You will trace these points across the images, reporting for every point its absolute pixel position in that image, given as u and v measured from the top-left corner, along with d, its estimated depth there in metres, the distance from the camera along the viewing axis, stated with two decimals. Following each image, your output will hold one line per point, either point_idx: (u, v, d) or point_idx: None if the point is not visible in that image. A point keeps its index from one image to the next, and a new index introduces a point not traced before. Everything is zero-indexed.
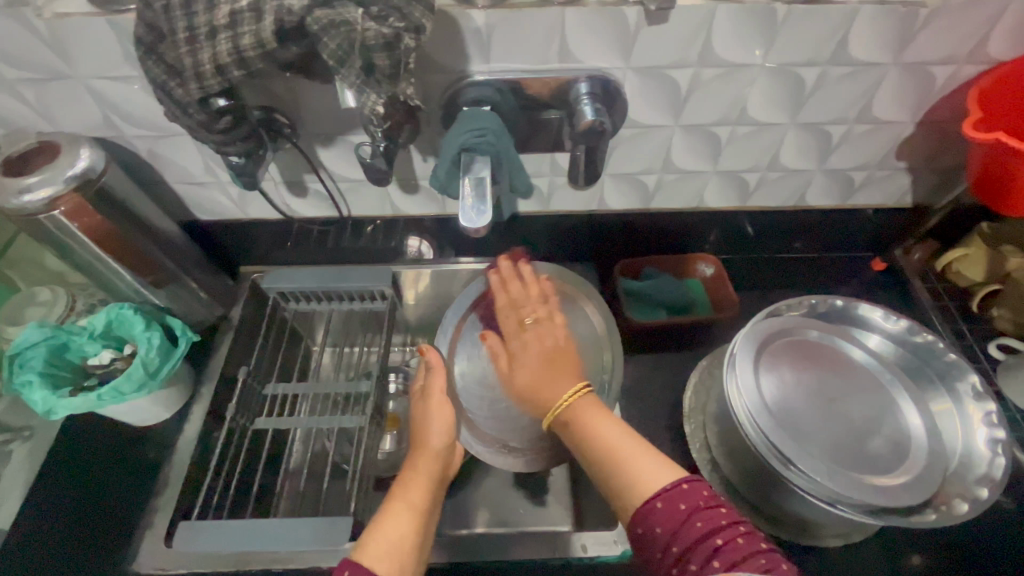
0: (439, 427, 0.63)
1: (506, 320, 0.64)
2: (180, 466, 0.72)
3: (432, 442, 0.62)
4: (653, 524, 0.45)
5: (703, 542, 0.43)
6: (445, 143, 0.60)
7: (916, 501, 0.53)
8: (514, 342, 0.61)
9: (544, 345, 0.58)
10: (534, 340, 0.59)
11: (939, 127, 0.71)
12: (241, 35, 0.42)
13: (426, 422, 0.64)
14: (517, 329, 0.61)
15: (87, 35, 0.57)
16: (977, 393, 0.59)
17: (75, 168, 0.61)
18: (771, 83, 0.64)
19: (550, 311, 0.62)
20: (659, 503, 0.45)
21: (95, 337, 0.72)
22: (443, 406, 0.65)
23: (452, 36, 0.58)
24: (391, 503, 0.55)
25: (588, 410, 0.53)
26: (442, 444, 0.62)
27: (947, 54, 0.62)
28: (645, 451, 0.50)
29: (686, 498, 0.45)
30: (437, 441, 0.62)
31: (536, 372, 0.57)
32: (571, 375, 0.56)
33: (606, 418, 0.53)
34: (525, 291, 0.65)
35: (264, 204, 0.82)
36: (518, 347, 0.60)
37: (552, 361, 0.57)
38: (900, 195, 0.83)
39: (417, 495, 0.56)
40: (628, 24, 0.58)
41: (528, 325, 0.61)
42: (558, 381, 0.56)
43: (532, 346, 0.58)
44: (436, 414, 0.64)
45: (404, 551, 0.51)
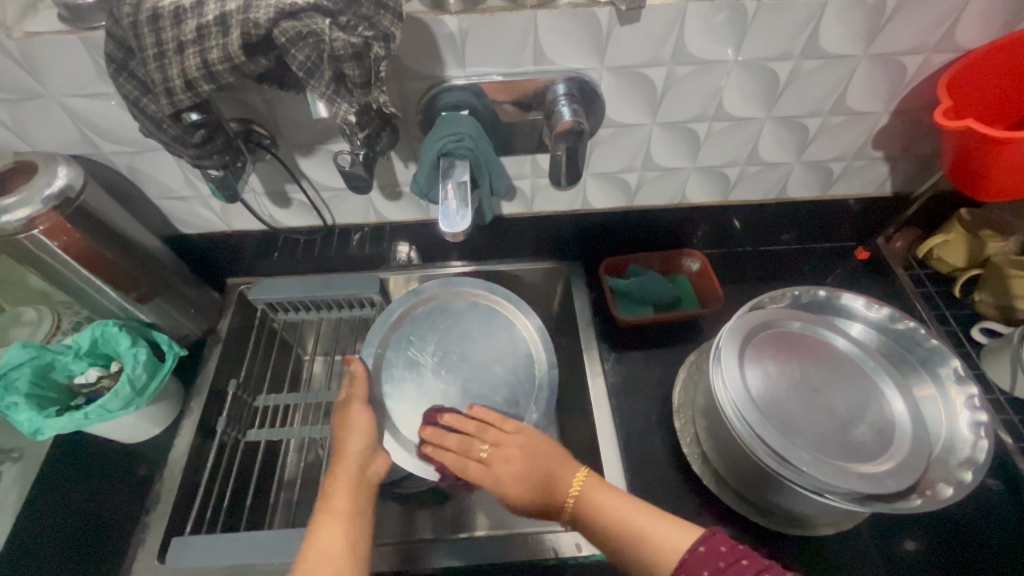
0: (356, 431, 0.62)
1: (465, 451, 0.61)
2: (171, 482, 0.72)
3: (352, 446, 0.61)
4: (694, 574, 0.44)
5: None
6: (424, 149, 0.60)
7: (901, 486, 0.53)
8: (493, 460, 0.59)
9: (513, 455, 0.59)
10: (506, 461, 0.59)
11: (913, 117, 0.72)
12: (208, 49, 0.42)
13: (346, 426, 0.63)
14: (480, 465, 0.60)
15: (59, 53, 0.57)
16: (959, 377, 0.60)
17: (52, 186, 0.60)
18: (746, 78, 0.65)
19: (501, 430, 0.62)
20: (698, 551, 0.45)
21: (81, 355, 0.71)
22: (360, 410, 0.64)
23: (425, 42, 0.58)
24: (319, 517, 0.54)
25: (593, 490, 0.56)
26: (361, 446, 0.61)
27: (916, 44, 0.63)
28: (654, 516, 0.52)
29: (721, 547, 0.44)
30: (354, 445, 0.61)
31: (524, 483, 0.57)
32: (565, 465, 0.58)
33: (613, 494, 0.55)
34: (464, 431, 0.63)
35: (248, 215, 0.82)
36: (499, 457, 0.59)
37: (543, 472, 0.57)
38: (879, 184, 0.83)
39: (341, 501, 0.55)
40: (600, 25, 0.58)
41: (483, 455, 0.60)
42: (553, 475, 0.57)
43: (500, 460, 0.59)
44: (353, 422, 0.63)
45: (332, 558, 0.50)
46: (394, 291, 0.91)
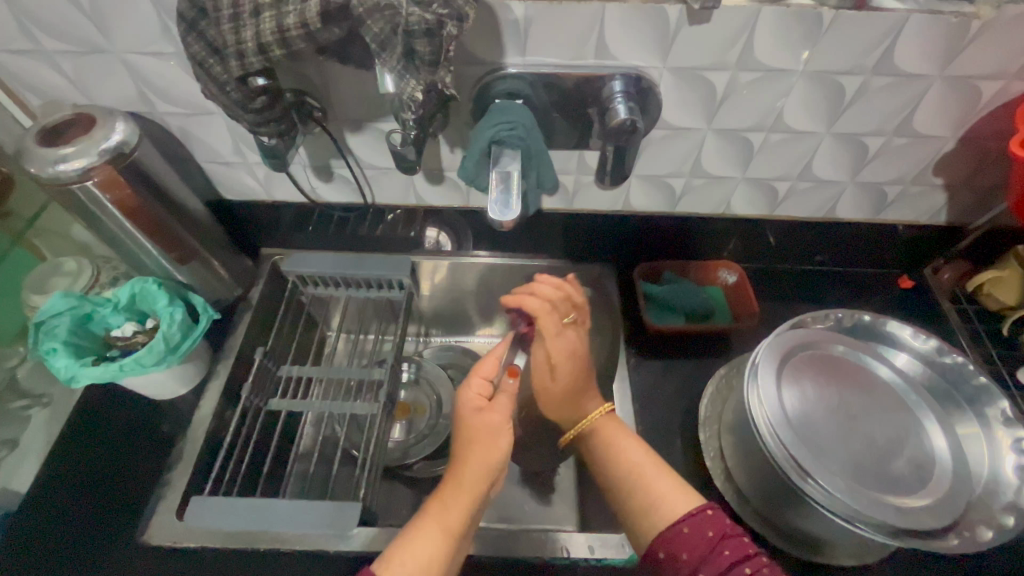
0: (494, 453, 0.59)
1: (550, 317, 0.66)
2: (195, 441, 0.73)
3: (485, 457, 0.58)
4: (679, 550, 0.49)
5: (732, 567, 0.46)
6: (475, 135, 0.60)
7: (937, 525, 0.51)
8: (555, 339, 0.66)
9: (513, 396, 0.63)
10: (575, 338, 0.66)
11: (981, 145, 0.69)
12: (284, 14, 0.43)
13: (488, 428, 0.60)
14: (555, 334, 0.66)
15: (128, 9, 0.58)
16: (1007, 419, 0.57)
17: (109, 141, 0.61)
18: (811, 90, 0.63)
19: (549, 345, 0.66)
20: (686, 527, 0.50)
21: (119, 309, 0.72)
22: (507, 430, 0.60)
23: (489, 27, 0.58)
24: (426, 517, 0.52)
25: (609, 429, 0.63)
26: (491, 470, 0.58)
27: (996, 69, 0.60)
28: (660, 472, 0.57)
29: (713, 525, 0.49)
30: (489, 457, 0.58)
31: (555, 398, 0.66)
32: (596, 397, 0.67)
33: (634, 440, 0.61)
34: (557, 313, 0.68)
35: (290, 186, 0.83)
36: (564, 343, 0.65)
37: (582, 384, 0.66)
38: (933, 212, 0.81)
39: (457, 518, 0.53)
40: (668, 24, 0.57)
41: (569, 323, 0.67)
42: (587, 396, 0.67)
43: (568, 344, 0.66)
44: (482, 434, 0.60)
45: (429, 567, 0.49)
46: (422, 276, 0.89)
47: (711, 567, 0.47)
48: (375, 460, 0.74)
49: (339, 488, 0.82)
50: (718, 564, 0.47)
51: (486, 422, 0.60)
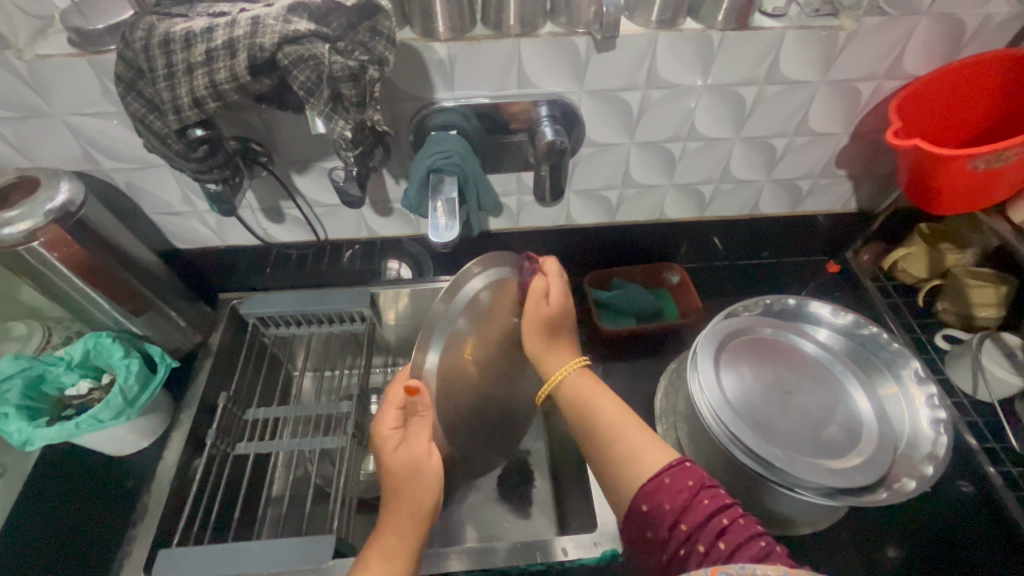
0: (428, 486, 0.54)
1: (527, 290, 0.62)
2: (159, 493, 0.72)
3: (417, 496, 0.54)
4: (661, 501, 0.47)
5: (712, 517, 0.45)
6: (414, 165, 0.64)
7: (869, 480, 0.56)
8: (538, 308, 0.62)
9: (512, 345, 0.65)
10: (542, 307, 0.62)
11: (870, 138, 0.78)
12: (215, 70, 0.46)
13: (411, 466, 0.54)
14: (523, 307, 0.63)
15: (67, 75, 0.60)
16: (920, 377, 0.64)
17: (54, 201, 0.63)
18: (716, 101, 0.70)
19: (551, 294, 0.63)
20: (666, 478, 0.48)
21: (73, 367, 0.72)
22: (430, 459, 0.54)
23: (416, 67, 0.63)
24: (361, 574, 0.50)
25: (582, 383, 0.60)
26: (424, 506, 0.54)
27: (868, 71, 0.68)
28: (638, 424, 0.55)
29: (692, 477, 0.48)
30: (421, 497, 0.54)
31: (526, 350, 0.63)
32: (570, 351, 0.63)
33: (605, 391, 0.60)
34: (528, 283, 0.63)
35: (242, 230, 0.85)
36: (528, 313, 0.61)
37: (546, 343, 0.62)
38: (845, 200, 0.89)
39: (403, 567, 0.51)
40: (579, 53, 0.63)
41: (541, 293, 0.62)
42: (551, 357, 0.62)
43: (523, 318, 0.63)
44: (412, 471, 0.54)
45: None
46: (384, 307, 0.89)
47: (694, 516, 0.45)
48: (348, 492, 0.74)
49: (316, 526, 0.82)
50: (698, 514, 0.45)
51: (410, 457, 0.54)
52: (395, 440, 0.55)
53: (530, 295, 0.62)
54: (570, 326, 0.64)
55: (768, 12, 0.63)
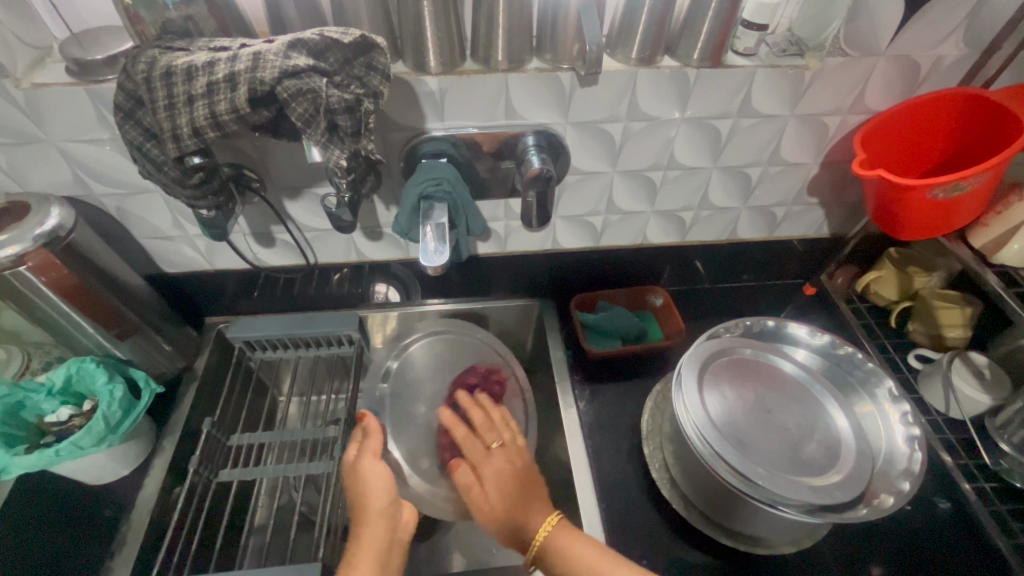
0: (377, 486, 0.65)
1: (472, 447, 0.70)
2: (139, 524, 0.70)
3: (375, 504, 0.64)
4: None
5: None
6: (405, 192, 0.66)
7: (849, 496, 0.57)
8: (483, 463, 0.67)
9: (512, 463, 0.66)
10: (505, 464, 0.66)
11: (838, 167, 0.82)
12: (215, 101, 0.47)
13: (365, 475, 0.67)
14: (482, 462, 0.67)
15: (64, 103, 0.61)
16: (893, 396, 0.66)
17: (43, 225, 0.63)
18: (693, 133, 0.74)
19: (514, 436, 0.71)
20: None
21: (54, 393, 0.71)
22: (377, 461, 0.68)
23: (407, 99, 0.65)
24: None
25: (562, 536, 0.58)
26: (383, 507, 0.64)
27: (833, 106, 0.73)
28: (622, 563, 0.55)
29: None
30: (378, 502, 0.64)
31: (500, 505, 0.62)
32: (543, 506, 0.62)
33: (584, 540, 0.58)
34: (488, 418, 0.74)
35: (231, 254, 0.85)
36: (490, 471, 0.65)
37: (524, 492, 0.63)
38: (818, 226, 0.93)
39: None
40: (564, 87, 0.66)
41: (496, 448, 0.69)
42: (530, 511, 0.61)
43: (495, 470, 0.66)
44: (372, 476, 0.66)
45: None
46: (372, 330, 0.91)
47: None
48: (334, 520, 0.73)
49: (299, 556, 0.80)
50: None
51: (370, 470, 0.67)
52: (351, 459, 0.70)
53: (474, 457, 0.69)
54: (535, 482, 0.64)
55: (739, 51, 0.68)
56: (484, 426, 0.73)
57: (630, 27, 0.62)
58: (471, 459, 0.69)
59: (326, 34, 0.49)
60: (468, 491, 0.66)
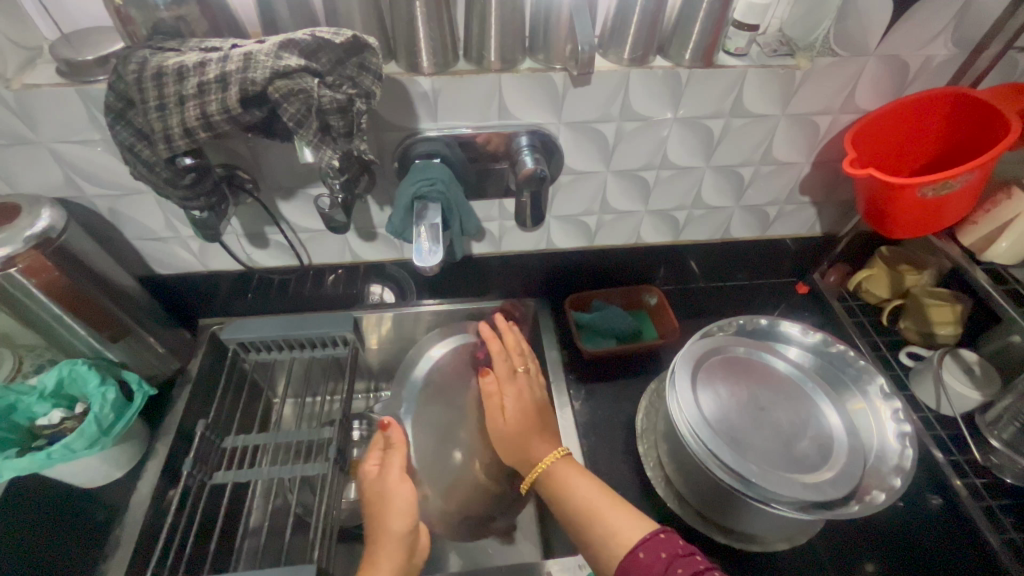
0: (400, 506, 0.67)
1: (502, 362, 0.77)
2: (132, 527, 0.70)
3: (393, 526, 0.65)
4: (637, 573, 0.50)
5: None
6: (398, 192, 0.66)
7: (840, 492, 0.58)
8: (506, 383, 0.74)
9: (529, 393, 0.72)
10: (519, 390, 0.73)
11: (829, 167, 0.83)
12: (207, 102, 0.47)
13: (380, 492, 0.68)
14: (502, 383, 0.74)
15: (55, 104, 0.61)
16: (885, 392, 0.67)
17: (35, 227, 0.62)
18: (686, 133, 0.74)
19: (530, 368, 0.77)
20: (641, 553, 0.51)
21: (46, 396, 0.70)
22: (403, 483, 0.69)
23: (400, 99, 0.65)
24: None
25: (566, 467, 0.63)
26: (401, 527, 0.65)
27: (824, 106, 0.73)
28: (615, 506, 0.58)
29: (665, 548, 0.51)
30: (396, 524, 0.65)
31: (510, 436, 0.69)
32: (551, 443, 0.67)
33: (587, 476, 0.62)
34: (504, 346, 0.80)
35: (225, 256, 0.85)
36: (509, 389, 0.73)
37: (538, 425, 0.69)
38: (811, 225, 0.94)
39: None
40: (557, 86, 0.66)
41: (520, 372, 0.76)
42: (538, 444, 0.67)
43: (512, 391, 0.73)
44: (394, 493, 0.68)
45: None
46: (367, 331, 0.91)
47: None
48: (329, 521, 0.73)
49: (294, 559, 0.79)
50: None
51: (384, 488, 0.68)
52: (372, 479, 0.71)
53: (499, 370, 0.76)
54: (547, 415, 0.71)
55: (731, 51, 0.68)
56: (507, 353, 0.79)
57: (622, 27, 0.62)
58: (495, 377, 0.75)
59: (318, 35, 0.49)
60: (488, 399, 0.73)
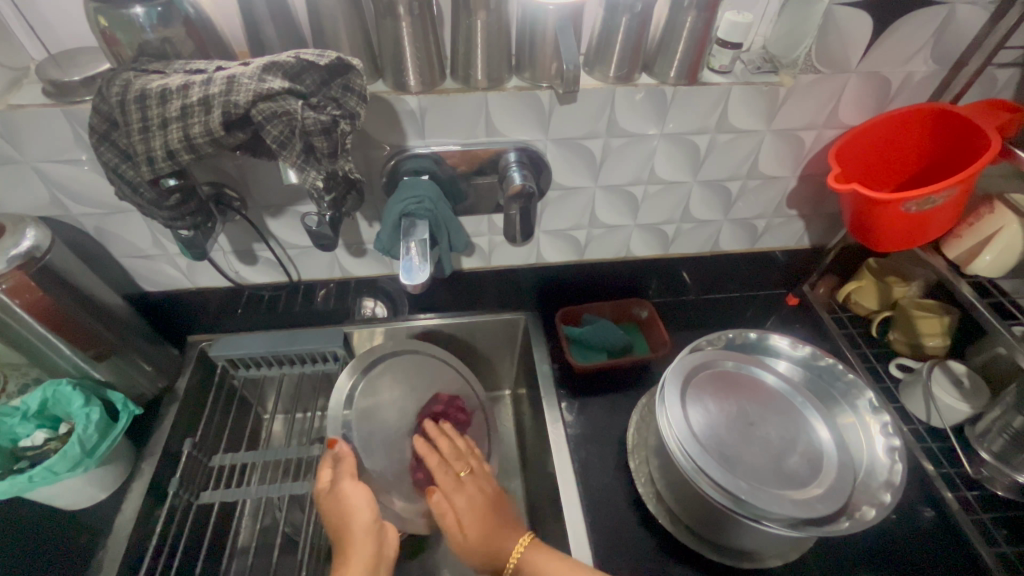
0: (361, 504, 0.65)
1: (444, 475, 0.72)
2: (115, 551, 0.68)
3: (362, 519, 0.64)
4: None
5: None
6: (386, 210, 0.66)
7: (830, 509, 0.58)
8: (454, 495, 0.69)
9: (483, 493, 0.69)
10: (474, 492, 0.69)
11: (815, 181, 0.84)
12: (190, 124, 0.48)
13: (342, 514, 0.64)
14: (453, 490, 0.70)
15: (39, 124, 0.61)
16: (874, 407, 0.67)
17: (19, 247, 0.62)
18: (673, 149, 0.75)
19: (478, 463, 0.74)
20: None
21: (29, 417, 0.69)
22: (356, 482, 0.67)
23: (388, 117, 0.65)
24: None
25: (538, 555, 0.60)
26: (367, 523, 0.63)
27: (808, 121, 0.74)
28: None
29: None
30: (363, 517, 0.64)
31: (472, 530, 0.64)
32: (517, 531, 0.64)
33: (558, 558, 0.60)
34: (454, 446, 0.76)
35: (213, 273, 0.85)
36: (461, 499, 0.68)
37: (498, 519, 0.65)
38: (799, 237, 0.95)
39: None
40: (543, 104, 0.67)
41: (465, 476, 0.71)
42: (497, 535, 0.63)
43: (467, 498, 0.68)
44: (357, 500, 0.65)
45: None
46: (358, 346, 0.90)
47: None
48: (317, 541, 0.72)
49: None
50: None
51: (341, 501, 0.65)
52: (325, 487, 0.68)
53: (445, 485, 0.71)
54: (502, 503, 0.68)
55: (715, 68, 0.69)
56: (451, 461, 0.74)
57: (607, 46, 0.63)
58: (443, 491, 0.70)
59: (302, 56, 0.49)
60: (442, 519, 0.67)
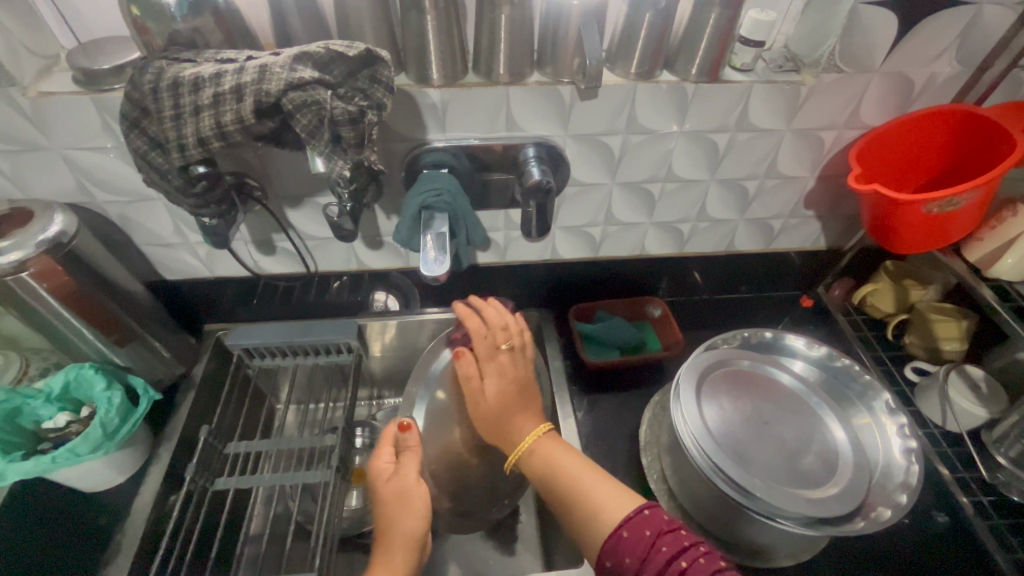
0: (416, 513, 0.62)
1: (482, 340, 0.70)
2: (134, 533, 0.70)
3: (407, 529, 0.61)
4: (622, 556, 0.49)
5: (669, 566, 0.47)
6: (405, 202, 0.66)
7: (845, 509, 0.58)
8: (486, 364, 0.68)
9: (516, 370, 0.67)
10: (507, 364, 0.68)
11: (834, 182, 0.83)
12: (221, 112, 0.49)
13: (399, 493, 0.63)
14: (485, 360, 0.69)
15: (68, 111, 0.62)
16: (891, 408, 0.67)
17: (45, 233, 0.63)
18: (692, 148, 0.75)
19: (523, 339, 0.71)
20: (625, 532, 0.50)
21: (52, 400, 0.71)
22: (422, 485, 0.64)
23: (409, 110, 0.66)
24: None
25: (550, 444, 0.61)
26: (415, 534, 0.61)
27: (828, 121, 0.74)
28: (604, 480, 0.57)
29: (650, 524, 0.50)
30: (413, 528, 0.61)
31: (491, 411, 0.65)
32: (536, 417, 0.65)
33: (570, 452, 0.61)
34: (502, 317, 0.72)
35: (232, 262, 0.86)
36: (492, 368, 0.67)
37: (522, 400, 0.65)
38: (815, 238, 0.93)
39: None
40: (564, 100, 0.67)
41: (503, 350, 0.69)
42: (519, 419, 0.64)
43: (496, 369, 0.67)
44: (416, 505, 0.62)
45: None
46: (370, 339, 0.90)
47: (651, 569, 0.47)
48: (331, 529, 0.73)
49: (294, 567, 0.79)
50: (657, 563, 0.47)
51: (397, 489, 0.63)
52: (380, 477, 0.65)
53: (478, 348, 0.70)
54: (531, 390, 0.67)
55: (737, 67, 0.69)
56: (495, 331, 0.71)
57: (630, 42, 0.63)
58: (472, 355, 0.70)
59: (331, 47, 0.50)
60: (467, 381, 0.67)
